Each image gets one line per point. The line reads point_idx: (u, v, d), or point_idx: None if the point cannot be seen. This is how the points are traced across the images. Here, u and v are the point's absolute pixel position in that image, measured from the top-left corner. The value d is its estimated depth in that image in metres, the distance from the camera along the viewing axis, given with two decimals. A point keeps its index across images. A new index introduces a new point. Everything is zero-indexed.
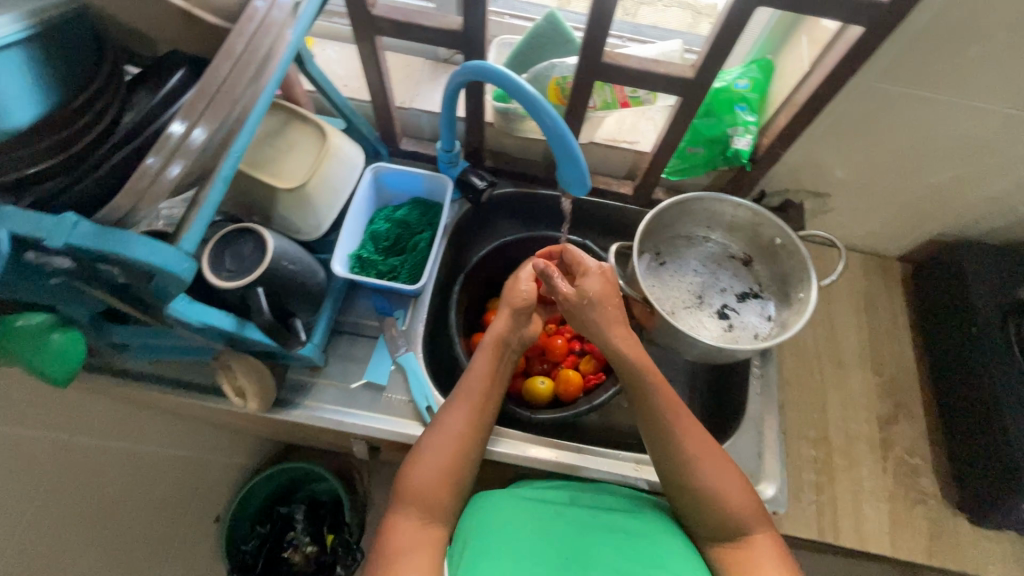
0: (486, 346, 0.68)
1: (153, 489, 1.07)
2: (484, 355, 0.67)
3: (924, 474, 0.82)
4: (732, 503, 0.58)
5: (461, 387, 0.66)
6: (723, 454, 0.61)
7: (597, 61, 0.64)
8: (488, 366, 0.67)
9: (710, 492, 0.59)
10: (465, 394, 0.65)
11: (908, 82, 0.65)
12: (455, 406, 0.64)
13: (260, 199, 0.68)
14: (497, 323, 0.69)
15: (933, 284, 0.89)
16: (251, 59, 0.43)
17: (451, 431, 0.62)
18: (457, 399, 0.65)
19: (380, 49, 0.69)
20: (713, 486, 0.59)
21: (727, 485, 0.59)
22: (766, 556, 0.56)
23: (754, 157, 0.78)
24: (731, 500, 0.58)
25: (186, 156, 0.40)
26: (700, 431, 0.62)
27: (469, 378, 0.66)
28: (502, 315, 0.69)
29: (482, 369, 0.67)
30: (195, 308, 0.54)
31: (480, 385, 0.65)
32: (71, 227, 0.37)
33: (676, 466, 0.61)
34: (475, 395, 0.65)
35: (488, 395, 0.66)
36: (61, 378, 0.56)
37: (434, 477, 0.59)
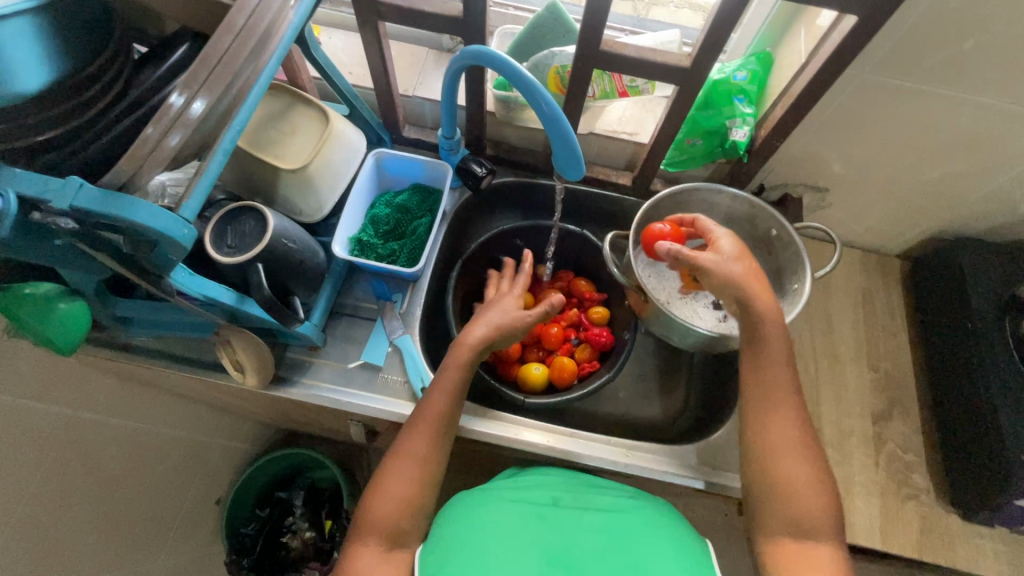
0: (449, 364, 0.67)
1: (155, 468, 1.09)
2: (444, 375, 0.67)
3: (916, 470, 0.82)
4: (802, 506, 0.56)
5: (419, 410, 0.66)
6: (797, 444, 0.59)
7: (595, 49, 0.65)
8: (450, 386, 0.66)
9: (778, 479, 0.58)
10: (423, 416, 0.65)
11: (904, 74, 0.65)
12: (414, 429, 0.64)
13: (263, 178, 0.70)
14: (477, 334, 0.68)
15: (930, 281, 0.89)
16: (252, 30, 0.45)
17: (409, 456, 0.63)
18: (416, 422, 0.65)
19: (382, 35, 0.71)
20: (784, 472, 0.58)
21: (799, 478, 0.57)
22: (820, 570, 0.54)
23: (751, 149, 0.78)
24: (803, 501, 0.56)
25: (184, 127, 0.41)
26: (789, 418, 0.60)
27: (428, 401, 0.66)
28: (479, 326, 0.69)
29: (441, 391, 0.66)
30: (196, 280, 0.56)
31: (439, 406, 0.65)
32: (76, 190, 0.39)
33: (760, 452, 0.60)
34: (434, 417, 0.65)
35: (447, 416, 0.66)
36: (68, 347, 0.58)
37: (395, 502, 0.60)
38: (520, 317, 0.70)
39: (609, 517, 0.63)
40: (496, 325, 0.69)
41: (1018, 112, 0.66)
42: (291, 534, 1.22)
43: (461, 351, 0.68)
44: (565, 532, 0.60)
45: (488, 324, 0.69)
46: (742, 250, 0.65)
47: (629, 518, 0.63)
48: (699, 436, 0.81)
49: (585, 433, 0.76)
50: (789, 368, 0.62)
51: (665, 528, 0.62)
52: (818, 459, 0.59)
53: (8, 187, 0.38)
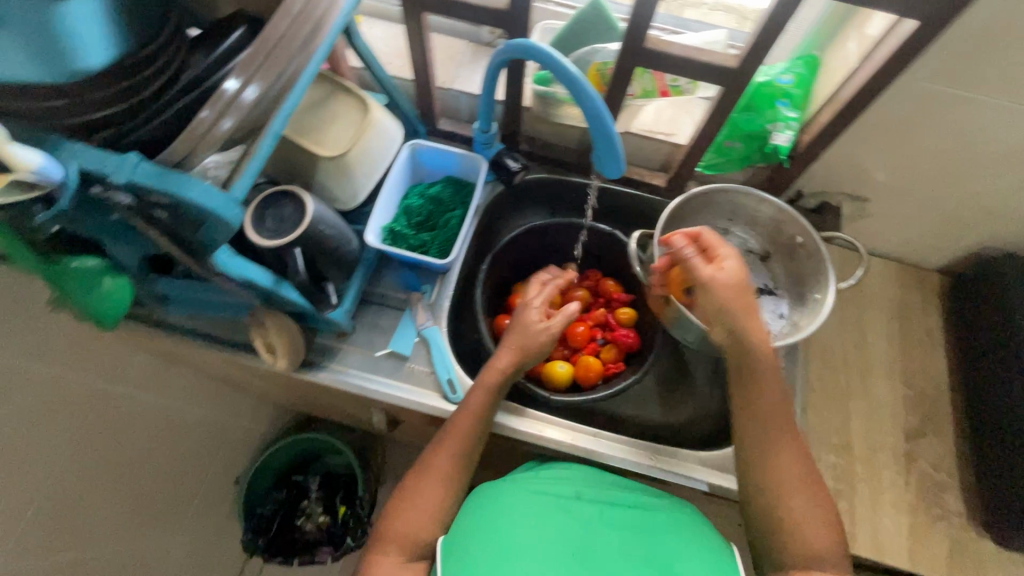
0: (482, 387, 0.68)
1: (180, 444, 1.12)
2: (476, 396, 0.67)
3: (948, 490, 0.79)
4: (811, 544, 0.55)
5: (449, 429, 0.65)
6: (803, 479, 0.57)
7: (639, 47, 0.64)
8: (482, 407, 0.67)
9: (783, 512, 0.56)
10: (453, 434, 0.65)
11: (960, 83, 0.63)
12: (443, 445, 0.64)
13: (303, 165, 0.71)
14: (503, 363, 0.69)
15: (971, 298, 0.86)
16: (299, 30, 0.46)
17: (438, 471, 0.62)
18: (445, 439, 0.65)
19: (426, 26, 0.71)
20: (783, 494, 0.56)
21: (802, 506, 0.56)
22: None
23: (793, 154, 0.77)
24: (811, 539, 0.55)
25: (236, 111, 0.43)
26: (793, 454, 0.58)
27: (459, 419, 0.66)
28: (509, 352, 0.69)
29: (472, 412, 0.66)
30: (238, 262, 0.57)
31: (471, 425, 0.66)
32: (133, 166, 0.40)
33: (761, 488, 0.58)
34: (466, 436, 0.65)
35: (476, 436, 0.66)
36: (111, 320, 0.60)
37: (421, 516, 0.59)
38: (545, 342, 0.70)
39: (631, 515, 0.63)
40: (522, 353, 0.69)
41: None
42: (305, 517, 1.24)
43: (492, 375, 0.68)
44: (590, 529, 0.60)
45: (516, 350, 0.69)
46: (744, 280, 0.60)
47: (654, 518, 0.62)
48: (723, 443, 0.80)
49: (608, 433, 0.76)
50: (783, 397, 0.60)
51: (689, 529, 0.61)
52: (822, 495, 0.57)
53: (71, 161, 0.40)
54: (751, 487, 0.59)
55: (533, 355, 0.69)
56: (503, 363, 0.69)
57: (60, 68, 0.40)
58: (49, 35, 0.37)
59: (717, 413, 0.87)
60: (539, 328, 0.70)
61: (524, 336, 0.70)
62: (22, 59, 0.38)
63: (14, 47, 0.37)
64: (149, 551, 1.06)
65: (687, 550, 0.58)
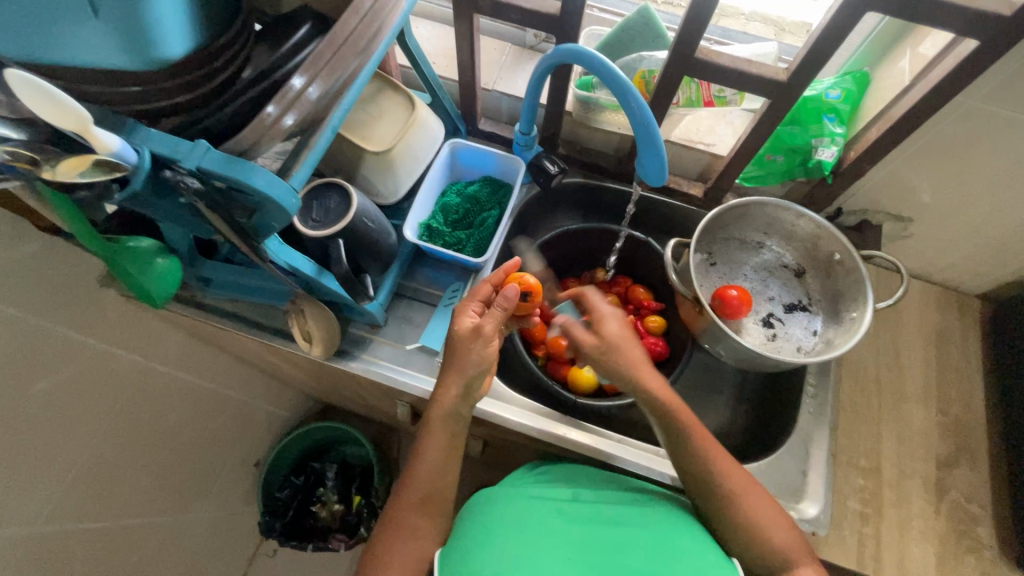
0: (434, 423, 0.63)
1: (208, 424, 1.15)
2: (431, 438, 0.63)
3: (980, 522, 0.77)
4: (726, 467, 0.61)
5: (408, 476, 0.62)
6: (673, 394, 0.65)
7: (689, 58, 0.64)
8: (437, 446, 0.63)
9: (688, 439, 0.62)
10: (410, 481, 0.62)
11: (1017, 106, 0.62)
12: (403, 495, 0.61)
13: (350, 159, 0.73)
14: (444, 395, 0.63)
15: (1014, 326, 0.84)
16: (361, 34, 0.47)
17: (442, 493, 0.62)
18: (405, 486, 0.62)
19: (476, 29, 0.72)
20: (715, 474, 0.61)
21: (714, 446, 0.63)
22: (772, 517, 0.58)
23: (837, 170, 0.76)
24: (724, 463, 0.61)
25: (300, 108, 0.44)
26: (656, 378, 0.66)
27: (417, 466, 0.62)
28: (452, 378, 0.63)
29: (430, 455, 0.62)
30: (283, 250, 0.59)
31: (432, 466, 0.62)
32: (203, 152, 0.42)
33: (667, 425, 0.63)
34: (428, 483, 0.61)
35: (441, 480, 0.62)
36: (161, 299, 0.63)
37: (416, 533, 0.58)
38: (479, 347, 0.63)
39: (622, 508, 0.64)
40: (464, 372, 0.63)
41: None
42: (321, 504, 1.27)
43: (441, 407, 0.63)
44: (585, 526, 0.60)
45: (459, 373, 0.63)
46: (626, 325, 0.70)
47: (650, 514, 0.62)
48: (749, 458, 0.80)
49: (632, 441, 0.76)
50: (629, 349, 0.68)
51: (683, 523, 0.61)
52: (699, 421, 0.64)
53: (144, 145, 0.42)
54: (693, 480, 0.62)
55: (472, 368, 0.63)
56: (446, 390, 0.64)
57: (142, 56, 0.40)
58: (137, 25, 0.38)
59: (742, 427, 0.86)
60: (471, 333, 0.63)
61: (467, 361, 0.63)
62: (109, 44, 0.39)
63: (103, 33, 0.38)
64: (177, 526, 1.10)
65: (676, 541, 0.57)
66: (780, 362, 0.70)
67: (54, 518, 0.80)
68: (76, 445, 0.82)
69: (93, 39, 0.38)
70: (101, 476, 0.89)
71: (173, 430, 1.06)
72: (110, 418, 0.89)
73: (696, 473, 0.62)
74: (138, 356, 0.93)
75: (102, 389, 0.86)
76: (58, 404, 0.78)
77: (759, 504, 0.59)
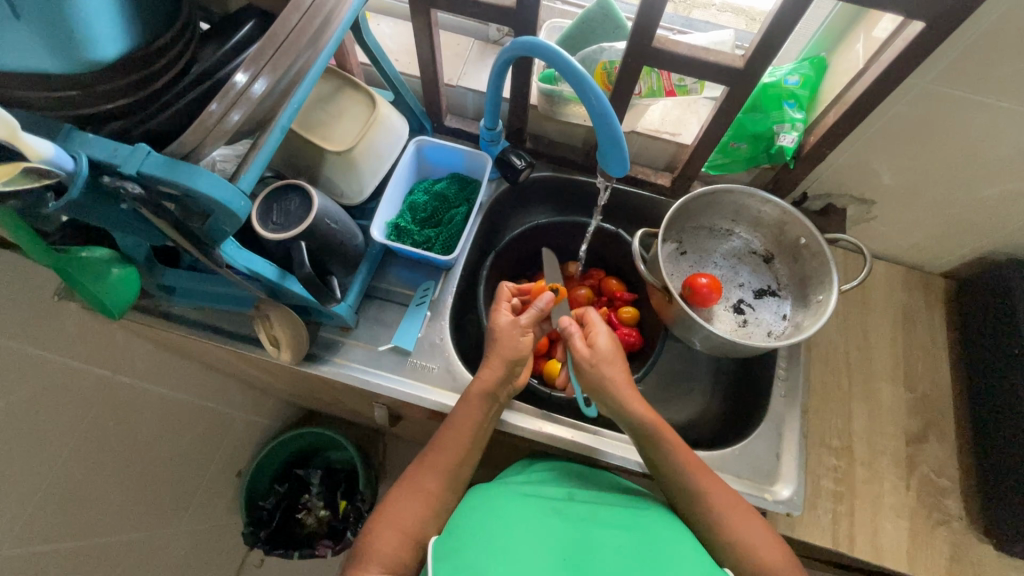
0: (467, 400, 0.67)
1: (184, 436, 1.13)
2: (455, 429, 0.66)
3: (950, 495, 0.79)
4: (715, 490, 0.61)
5: (437, 443, 0.65)
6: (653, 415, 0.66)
7: (647, 48, 0.64)
8: (471, 421, 0.66)
9: (683, 450, 0.64)
10: (435, 452, 0.64)
11: (966, 86, 0.63)
12: (427, 463, 0.64)
13: (310, 159, 0.71)
14: (488, 373, 0.68)
15: (978, 302, 0.86)
16: (303, 29, 0.46)
17: (421, 494, 0.61)
18: (428, 457, 0.64)
19: (434, 24, 0.71)
20: (704, 491, 0.61)
21: (704, 472, 0.63)
22: (757, 540, 0.57)
23: (799, 155, 0.77)
24: (714, 488, 0.61)
25: (245, 104, 0.43)
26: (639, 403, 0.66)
27: (446, 436, 0.65)
28: (494, 362, 0.69)
29: (461, 429, 0.66)
30: (243, 254, 0.58)
31: (462, 439, 0.65)
32: (144, 156, 0.41)
33: (651, 441, 0.65)
34: (444, 453, 0.64)
35: (465, 453, 0.65)
36: (117, 310, 0.61)
37: (392, 537, 0.57)
38: (513, 337, 0.70)
39: (622, 511, 0.62)
40: (503, 357, 0.69)
41: None
42: (305, 511, 1.25)
43: (480, 385, 0.68)
44: (581, 524, 0.59)
45: (497, 360, 0.68)
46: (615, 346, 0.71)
47: (646, 517, 0.61)
48: (724, 443, 0.81)
49: (610, 433, 0.76)
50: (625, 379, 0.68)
51: (681, 530, 0.59)
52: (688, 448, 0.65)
53: (82, 151, 0.41)
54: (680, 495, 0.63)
55: (506, 353, 0.69)
56: (485, 372, 0.68)
57: (73, 57, 0.39)
58: (64, 26, 0.37)
59: (717, 413, 0.87)
60: (510, 325, 0.71)
61: (507, 342, 0.69)
62: (36, 49, 0.38)
63: (28, 38, 0.37)
64: (155, 541, 1.07)
65: (672, 546, 0.55)
66: (750, 346, 0.71)
67: (23, 539, 0.78)
68: (40, 463, 0.80)
69: (17, 43, 0.37)
70: (73, 494, 0.87)
71: (145, 444, 1.03)
72: (77, 434, 0.86)
73: (682, 483, 0.62)
74: (103, 370, 0.91)
75: (66, 404, 0.84)
76: (19, 422, 0.75)
77: (744, 526, 0.58)
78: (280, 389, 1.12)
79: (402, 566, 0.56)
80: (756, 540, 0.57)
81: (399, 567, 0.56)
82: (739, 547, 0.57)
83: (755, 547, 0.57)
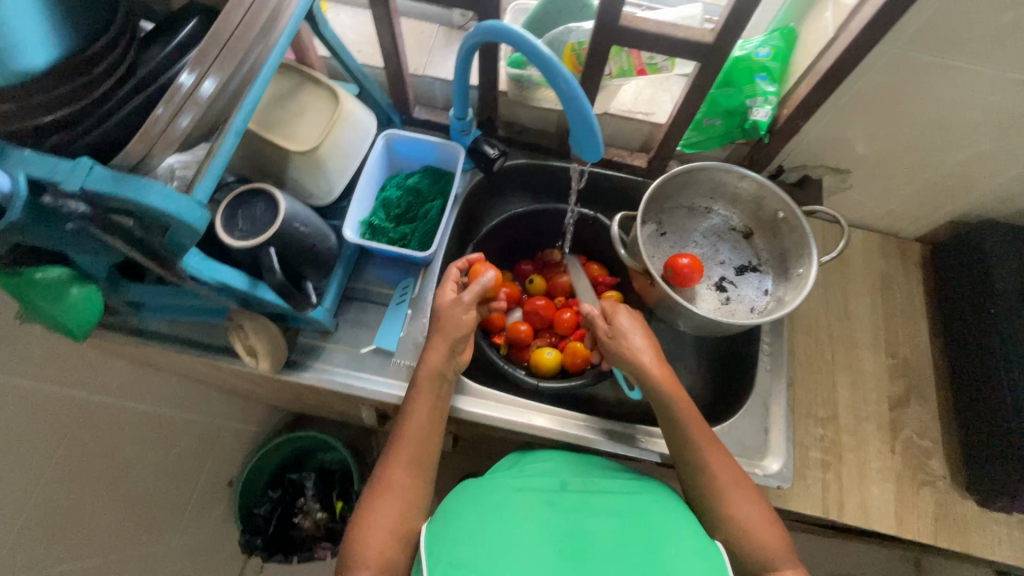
0: (421, 386, 0.66)
1: (171, 451, 1.10)
2: (417, 409, 0.65)
3: (933, 456, 0.81)
4: (723, 473, 0.61)
5: (399, 436, 0.63)
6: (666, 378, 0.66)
7: (615, 27, 0.62)
8: (426, 405, 0.65)
9: (696, 424, 0.64)
10: (401, 444, 0.63)
11: (938, 51, 0.62)
12: (396, 454, 0.62)
13: (274, 161, 0.69)
14: (432, 357, 0.67)
15: (953, 265, 0.87)
16: (249, 26, 0.43)
17: (394, 487, 0.60)
18: (396, 450, 0.63)
19: (393, 13, 0.69)
20: (711, 470, 0.61)
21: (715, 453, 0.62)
22: (759, 525, 0.58)
23: (773, 129, 0.76)
24: (722, 469, 0.61)
25: (195, 107, 0.41)
26: (658, 369, 0.66)
27: (407, 426, 0.64)
28: (437, 345, 0.67)
29: (419, 412, 0.65)
30: (208, 265, 0.55)
31: (422, 422, 0.64)
32: (86, 172, 0.38)
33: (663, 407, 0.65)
34: (410, 443, 0.63)
35: (429, 434, 0.64)
36: (81, 331, 0.59)
37: (378, 539, 0.56)
38: (455, 319, 0.68)
39: (617, 497, 0.62)
40: (445, 342, 0.67)
41: None
42: (303, 514, 1.23)
43: (426, 370, 0.66)
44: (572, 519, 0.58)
45: (438, 342, 0.67)
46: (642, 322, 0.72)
47: (637, 502, 0.60)
48: (713, 422, 0.81)
49: (598, 419, 0.76)
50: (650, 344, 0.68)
51: (676, 510, 0.59)
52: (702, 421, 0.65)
53: (18, 168, 0.38)
54: (686, 469, 0.63)
55: (459, 335, 0.67)
56: (430, 357, 0.67)
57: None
58: None
59: (706, 391, 0.88)
60: (452, 304, 0.69)
61: (448, 321, 0.68)
62: None
63: None
64: (149, 559, 1.05)
65: (668, 531, 0.56)
66: (733, 325, 0.71)
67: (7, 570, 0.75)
68: (17, 491, 0.77)
69: None
70: (56, 520, 0.84)
71: (128, 462, 1.00)
72: (56, 461, 0.84)
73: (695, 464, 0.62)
74: (77, 391, 0.88)
75: (41, 429, 0.81)
76: None
77: (747, 513, 0.59)
78: (262, 395, 1.09)
79: (392, 562, 0.56)
80: (757, 526, 0.58)
81: (388, 566, 0.55)
82: (740, 529, 0.58)
83: (757, 533, 0.57)
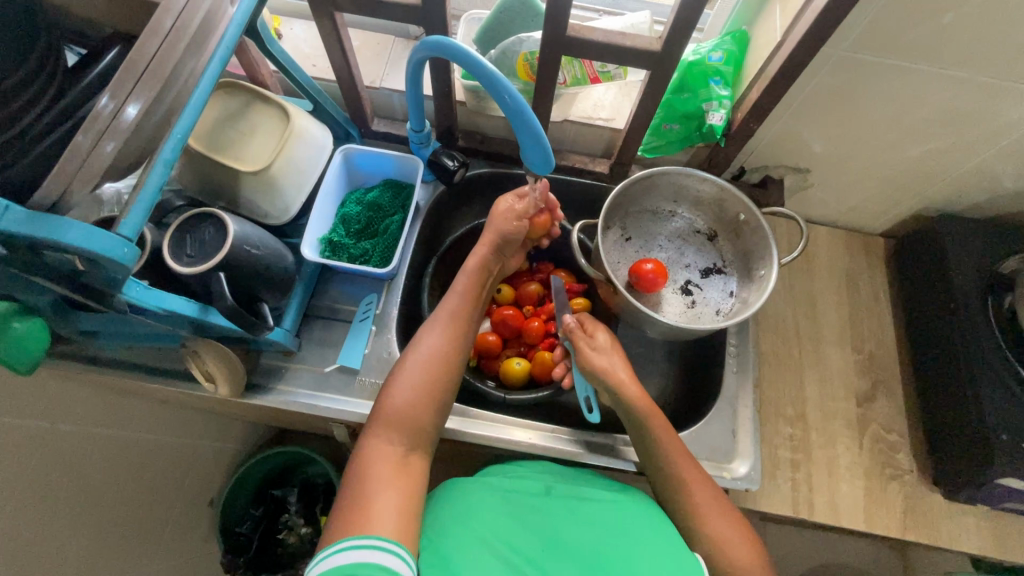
0: (467, 270, 0.70)
1: (143, 476, 1.08)
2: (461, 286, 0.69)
3: (901, 450, 0.82)
4: (700, 495, 0.61)
5: (440, 309, 0.67)
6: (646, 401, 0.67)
7: (561, 37, 0.62)
8: (469, 290, 0.69)
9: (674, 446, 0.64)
10: (444, 315, 0.66)
11: (883, 52, 0.63)
12: (436, 323, 0.66)
13: (225, 183, 0.67)
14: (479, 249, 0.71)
15: (914, 259, 0.88)
16: (166, 57, 0.43)
17: (429, 348, 0.63)
18: (439, 319, 0.66)
19: (341, 27, 0.68)
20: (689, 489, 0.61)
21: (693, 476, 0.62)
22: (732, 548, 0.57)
23: (729, 132, 0.76)
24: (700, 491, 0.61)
25: (117, 134, 0.41)
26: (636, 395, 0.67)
27: (448, 300, 0.68)
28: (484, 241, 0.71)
29: (461, 293, 0.68)
30: (152, 294, 0.54)
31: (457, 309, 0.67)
32: (1, 212, 0.37)
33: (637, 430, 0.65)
34: (447, 318, 0.66)
35: (468, 311, 0.68)
36: (26, 367, 0.56)
37: (410, 392, 0.60)
38: (508, 223, 0.71)
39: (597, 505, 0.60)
40: (496, 234, 0.71)
41: (1000, 86, 0.64)
42: (287, 530, 1.23)
43: (476, 259, 0.71)
44: (549, 526, 0.58)
45: (489, 239, 0.71)
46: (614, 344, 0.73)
47: (617, 512, 0.59)
48: (683, 426, 0.81)
49: (567, 430, 0.75)
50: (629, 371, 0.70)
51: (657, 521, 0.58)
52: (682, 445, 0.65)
53: None
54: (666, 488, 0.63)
55: (508, 235, 0.71)
56: (481, 246, 0.71)
57: None
58: None
59: (677, 394, 0.88)
60: (507, 211, 0.71)
61: (498, 228, 0.71)
62: None
63: None
64: None
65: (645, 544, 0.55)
66: (697, 330, 0.71)
67: None
68: None
69: None
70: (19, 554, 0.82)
71: (97, 490, 0.98)
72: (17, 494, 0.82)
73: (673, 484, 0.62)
74: (37, 421, 0.86)
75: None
76: None
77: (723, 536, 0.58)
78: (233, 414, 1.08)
79: (421, 417, 0.59)
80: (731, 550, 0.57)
81: (414, 421, 0.59)
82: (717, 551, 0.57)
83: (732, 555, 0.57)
